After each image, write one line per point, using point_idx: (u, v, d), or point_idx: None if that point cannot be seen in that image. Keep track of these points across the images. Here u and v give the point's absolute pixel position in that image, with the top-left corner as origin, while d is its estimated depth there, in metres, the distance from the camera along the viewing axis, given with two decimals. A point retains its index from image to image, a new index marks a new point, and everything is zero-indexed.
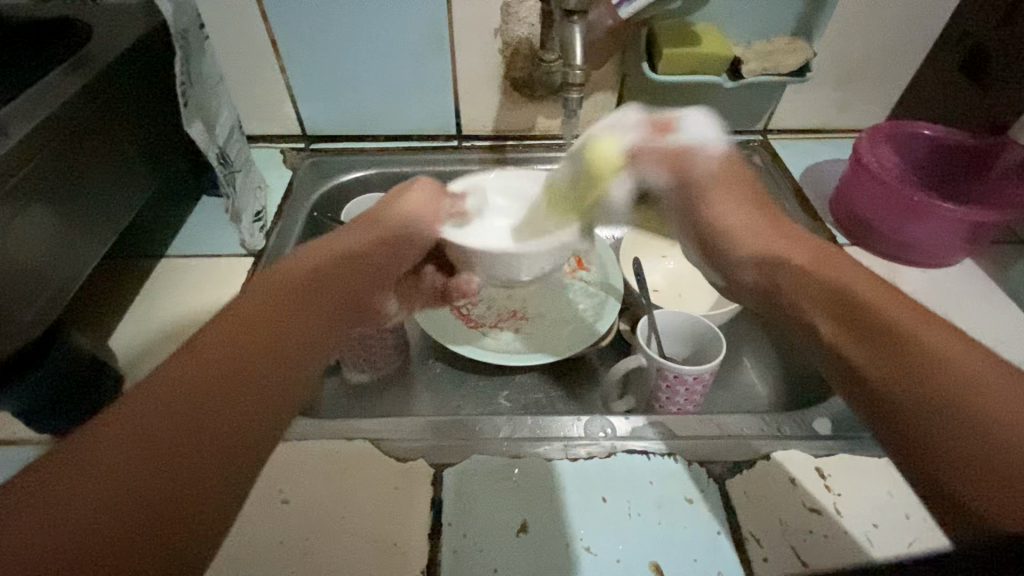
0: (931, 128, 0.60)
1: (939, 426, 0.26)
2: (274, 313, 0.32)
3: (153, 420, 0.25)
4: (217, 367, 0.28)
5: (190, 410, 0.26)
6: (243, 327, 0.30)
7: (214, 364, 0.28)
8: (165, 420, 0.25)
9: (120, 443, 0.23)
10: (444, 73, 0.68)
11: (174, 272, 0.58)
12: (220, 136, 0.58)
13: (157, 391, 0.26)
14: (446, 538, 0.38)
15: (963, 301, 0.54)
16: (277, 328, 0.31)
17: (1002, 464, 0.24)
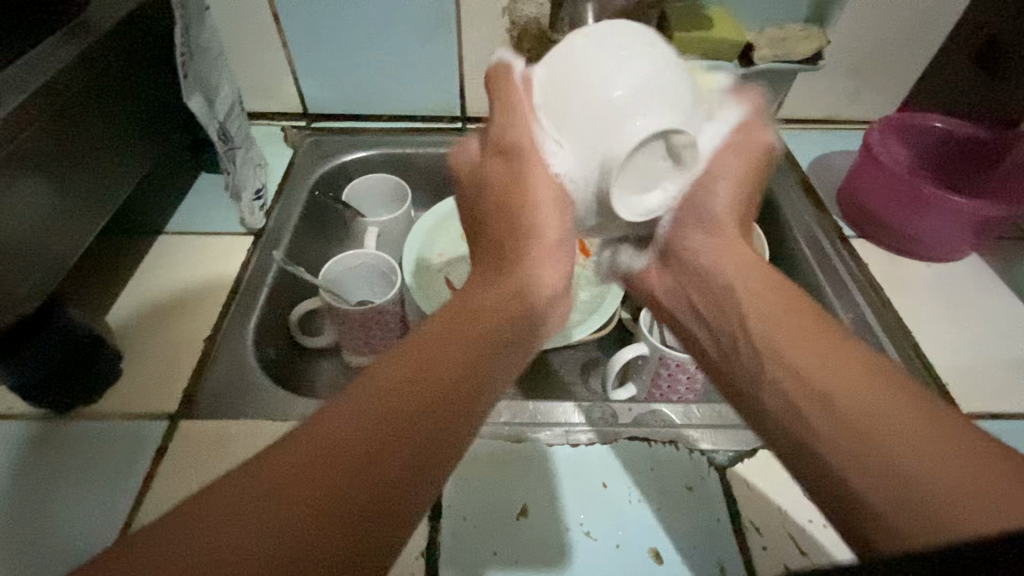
0: (942, 120, 0.59)
1: (886, 476, 0.26)
2: (456, 347, 0.30)
3: (310, 474, 0.23)
4: (408, 400, 0.26)
5: (375, 444, 0.25)
6: (421, 362, 0.29)
7: (394, 404, 0.26)
8: (322, 475, 0.23)
9: (310, 482, 0.23)
10: (449, 52, 0.66)
11: (172, 249, 0.57)
12: (221, 111, 0.57)
13: (331, 425, 0.25)
14: (446, 520, 0.38)
15: (967, 296, 0.54)
16: (456, 367, 0.29)
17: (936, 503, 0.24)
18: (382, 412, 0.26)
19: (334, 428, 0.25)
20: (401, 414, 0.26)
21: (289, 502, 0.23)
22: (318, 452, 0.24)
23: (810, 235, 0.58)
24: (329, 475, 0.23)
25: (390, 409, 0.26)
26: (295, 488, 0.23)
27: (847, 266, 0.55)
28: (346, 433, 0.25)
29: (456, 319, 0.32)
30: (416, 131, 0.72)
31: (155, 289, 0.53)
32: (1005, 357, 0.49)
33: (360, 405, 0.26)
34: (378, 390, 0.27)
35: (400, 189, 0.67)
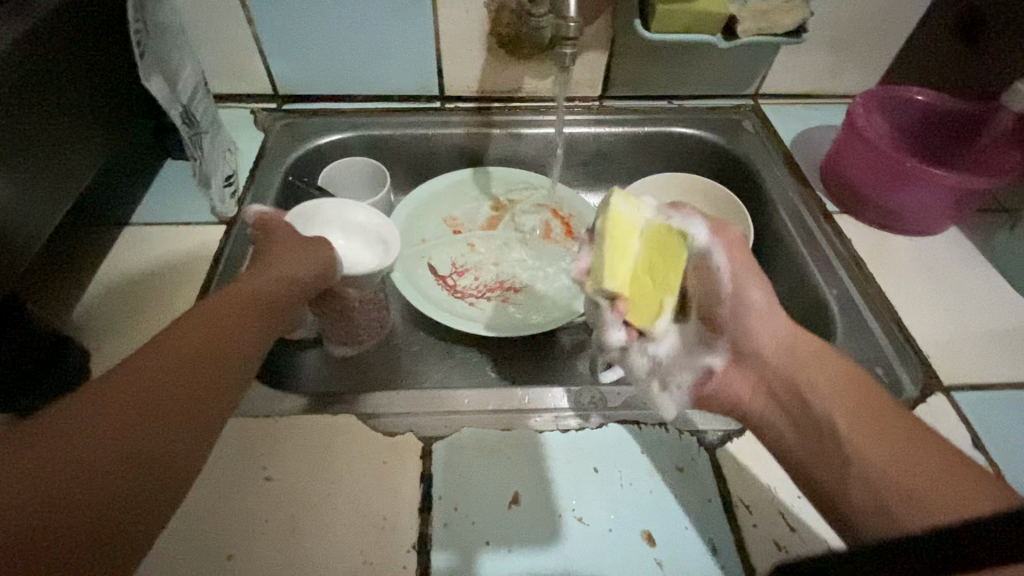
0: (923, 93, 0.58)
1: (903, 472, 0.31)
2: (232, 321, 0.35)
3: (99, 430, 0.26)
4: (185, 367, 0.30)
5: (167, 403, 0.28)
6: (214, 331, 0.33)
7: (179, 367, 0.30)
8: (111, 430, 0.26)
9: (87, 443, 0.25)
10: (424, 28, 0.64)
11: (139, 240, 0.54)
12: (185, 93, 0.54)
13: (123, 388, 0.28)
14: (437, 511, 0.38)
15: (948, 268, 0.54)
16: (244, 336, 0.35)
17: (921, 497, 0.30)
18: (183, 364, 0.30)
19: (135, 377, 0.28)
20: (183, 376, 0.30)
21: (130, 421, 0.27)
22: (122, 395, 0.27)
23: (794, 212, 0.58)
24: (131, 412, 0.27)
25: (186, 358, 0.31)
26: (132, 411, 0.27)
27: (830, 242, 0.55)
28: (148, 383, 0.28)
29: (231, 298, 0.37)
30: (393, 113, 0.70)
31: (123, 284, 0.51)
32: (984, 328, 0.49)
33: (160, 357, 0.30)
34: (176, 352, 0.31)
35: (380, 172, 0.65)
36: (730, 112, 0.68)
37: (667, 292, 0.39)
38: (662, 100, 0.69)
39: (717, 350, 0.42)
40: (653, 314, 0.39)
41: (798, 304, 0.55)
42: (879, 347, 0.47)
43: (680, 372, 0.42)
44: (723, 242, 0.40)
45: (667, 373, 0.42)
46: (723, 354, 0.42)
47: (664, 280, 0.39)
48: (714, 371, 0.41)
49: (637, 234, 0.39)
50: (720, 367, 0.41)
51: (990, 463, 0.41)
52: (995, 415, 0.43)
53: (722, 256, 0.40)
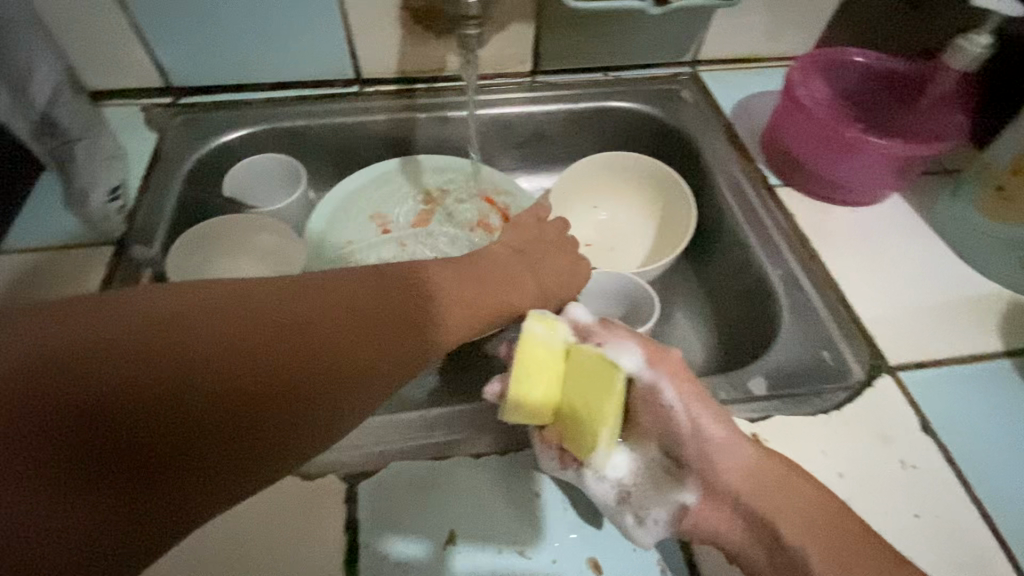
0: (863, 54, 0.56)
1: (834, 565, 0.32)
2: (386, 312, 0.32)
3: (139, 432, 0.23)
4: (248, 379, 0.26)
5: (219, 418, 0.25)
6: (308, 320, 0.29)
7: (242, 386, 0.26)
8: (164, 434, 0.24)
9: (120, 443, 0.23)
10: (327, 4, 0.57)
11: (11, 272, 0.47)
12: (40, 97, 0.47)
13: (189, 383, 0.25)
14: (365, 562, 0.34)
15: (892, 240, 0.53)
16: (331, 344, 0.29)
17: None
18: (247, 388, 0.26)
19: (198, 378, 0.25)
20: (256, 395, 0.26)
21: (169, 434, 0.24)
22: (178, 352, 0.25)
23: (737, 188, 0.55)
24: (213, 386, 0.25)
25: (280, 340, 0.27)
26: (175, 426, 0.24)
27: (775, 220, 0.53)
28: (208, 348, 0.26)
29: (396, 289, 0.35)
30: (304, 101, 0.63)
31: None
32: (927, 301, 0.48)
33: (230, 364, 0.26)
34: (272, 315, 0.28)
35: (294, 170, 0.59)
36: (669, 82, 0.64)
37: (603, 424, 0.35)
38: (597, 72, 0.64)
39: (687, 483, 0.37)
40: (590, 446, 0.35)
41: (744, 286, 0.52)
42: (826, 329, 0.46)
43: (653, 505, 0.36)
44: (664, 371, 0.37)
45: (639, 504, 0.36)
46: (695, 488, 0.37)
47: (597, 412, 0.36)
48: (689, 508, 0.36)
49: (565, 368, 0.37)
50: (694, 503, 0.36)
51: (938, 447, 0.40)
52: (942, 394, 0.43)
53: (670, 391, 0.36)
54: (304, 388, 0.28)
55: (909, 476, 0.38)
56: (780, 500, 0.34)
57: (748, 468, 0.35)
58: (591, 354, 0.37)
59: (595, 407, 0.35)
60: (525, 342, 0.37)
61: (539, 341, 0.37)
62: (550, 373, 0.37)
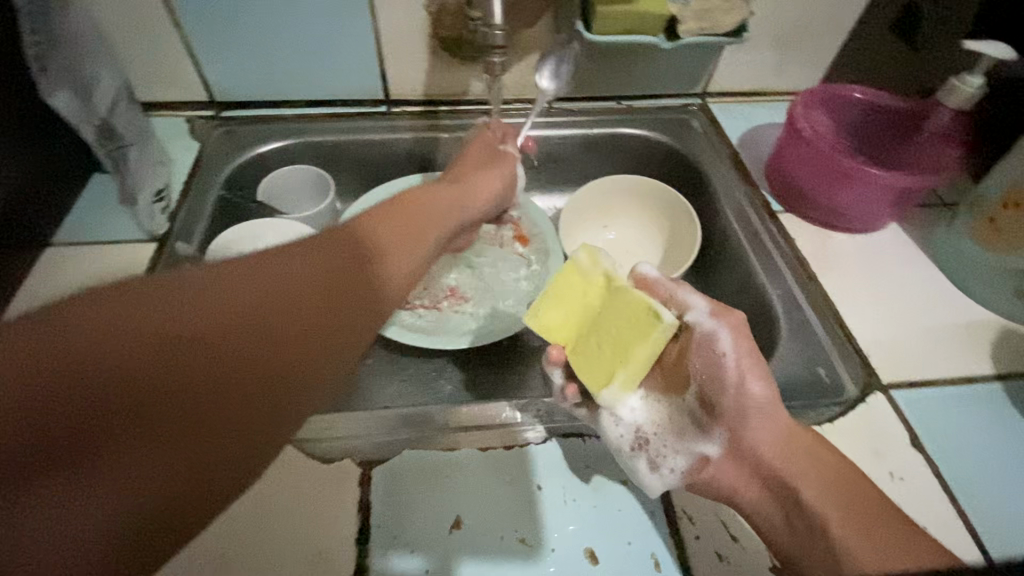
0: (861, 91, 0.59)
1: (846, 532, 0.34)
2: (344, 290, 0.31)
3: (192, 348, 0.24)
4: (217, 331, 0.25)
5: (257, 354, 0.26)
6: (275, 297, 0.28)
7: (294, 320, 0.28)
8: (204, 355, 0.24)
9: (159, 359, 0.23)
10: (364, 31, 0.61)
11: (62, 263, 0.51)
12: (103, 105, 0.51)
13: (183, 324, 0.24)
14: (375, 541, 0.36)
15: (891, 266, 0.55)
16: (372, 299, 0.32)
17: (862, 541, 0.33)
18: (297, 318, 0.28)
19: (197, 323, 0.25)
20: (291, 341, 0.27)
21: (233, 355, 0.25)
22: (149, 341, 0.23)
23: (741, 213, 0.58)
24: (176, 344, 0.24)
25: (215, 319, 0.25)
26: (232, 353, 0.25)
27: (776, 241, 0.56)
28: (163, 361, 0.23)
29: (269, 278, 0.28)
30: (337, 118, 0.68)
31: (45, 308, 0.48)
32: (922, 325, 0.50)
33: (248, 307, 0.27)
34: (218, 310, 0.26)
35: (323, 181, 0.63)
36: (680, 112, 0.68)
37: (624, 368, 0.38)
38: (611, 101, 0.68)
39: (712, 437, 0.40)
40: (598, 381, 0.38)
41: (746, 304, 0.55)
42: (822, 348, 0.48)
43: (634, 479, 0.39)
44: (725, 324, 0.39)
45: (656, 452, 0.40)
46: (719, 442, 0.40)
47: (620, 350, 0.38)
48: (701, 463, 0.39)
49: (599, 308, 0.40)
50: (716, 456, 0.39)
51: (926, 462, 0.42)
52: (931, 413, 0.44)
53: (728, 343, 0.38)
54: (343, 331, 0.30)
55: (898, 488, 0.40)
56: (824, 495, 0.35)
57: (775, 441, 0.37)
58: (627, 293, 0.38)
59: (620, 347, 0.38)
60: (569, 275, 0.41)
61: (582, 275, 0.41)
62: (590, 306, 0.41)
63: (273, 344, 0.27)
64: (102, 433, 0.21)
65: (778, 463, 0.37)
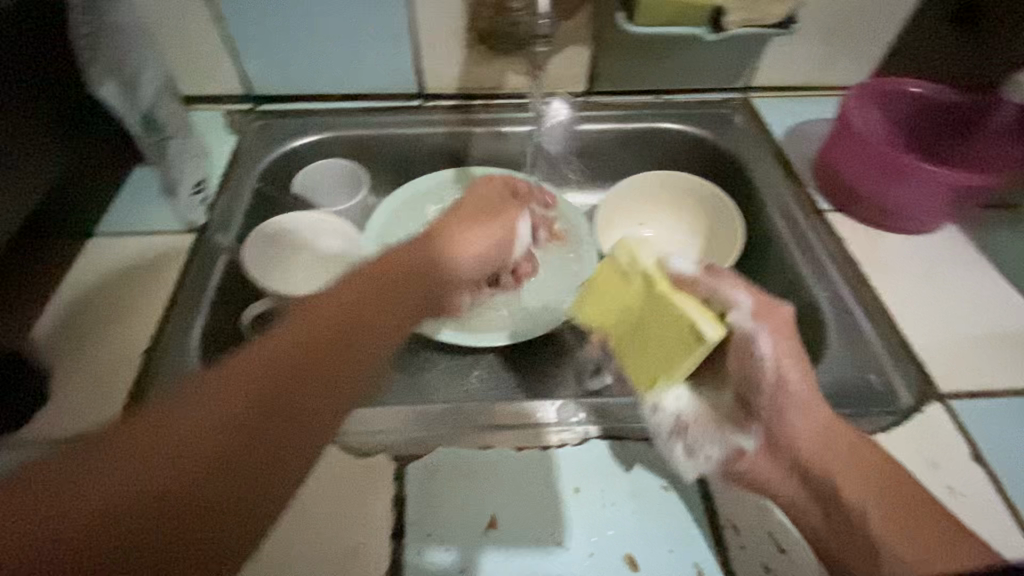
0: (919, 85, 0.56)
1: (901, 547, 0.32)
2: (364, 322, 0.32)
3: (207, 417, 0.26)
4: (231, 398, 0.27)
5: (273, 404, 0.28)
6: (293, 343, 0.30)
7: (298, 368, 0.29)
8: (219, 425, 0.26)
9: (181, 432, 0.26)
10: (401, 24, 0.61)
11: (104, 253, 0.52)
12: (145, 97, 0.52)
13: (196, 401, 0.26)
14: (410, 538, 0.36)
15: (948, 269, 0.52)
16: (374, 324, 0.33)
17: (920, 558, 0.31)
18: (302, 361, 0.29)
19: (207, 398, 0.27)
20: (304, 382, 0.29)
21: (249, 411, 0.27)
22: (170, 426, 0.26)
23: (786, 211, 0.56)
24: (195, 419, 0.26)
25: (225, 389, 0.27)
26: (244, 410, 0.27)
27: (822, 240, 0.54)
28: (180, 433, 0.26)
29: (292, 331, 0.30)
30: (371, 112, 0.68)
31: (88, 298, 0.49)
32: (981, 331, 0.48)
33: (251, 367, 0.28)
34: (230, 381, 0.28)
35: (357, 176, 0.63)
36: (721, 106, 0.66)
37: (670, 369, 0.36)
38: (649, 95, 0.66)
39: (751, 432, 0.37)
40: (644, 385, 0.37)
41: (790, 306, 0.53)
42: (874, 353, 0.46)
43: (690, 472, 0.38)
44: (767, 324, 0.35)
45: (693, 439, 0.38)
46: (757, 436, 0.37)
47: (665, 356, 0.36)
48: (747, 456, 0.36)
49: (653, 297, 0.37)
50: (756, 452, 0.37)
51: (988, 476, 0.39)
52: (994, 425, 0.42)
53: (768, 345, 0.35)
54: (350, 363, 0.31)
55: (957, 504, 0.38)
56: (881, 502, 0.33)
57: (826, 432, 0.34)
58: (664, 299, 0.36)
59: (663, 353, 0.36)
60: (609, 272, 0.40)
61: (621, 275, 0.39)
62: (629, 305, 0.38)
63: (282, 389, 0.28)
64: (150, 504, 0.24)
65: (827, 465, 0.34)
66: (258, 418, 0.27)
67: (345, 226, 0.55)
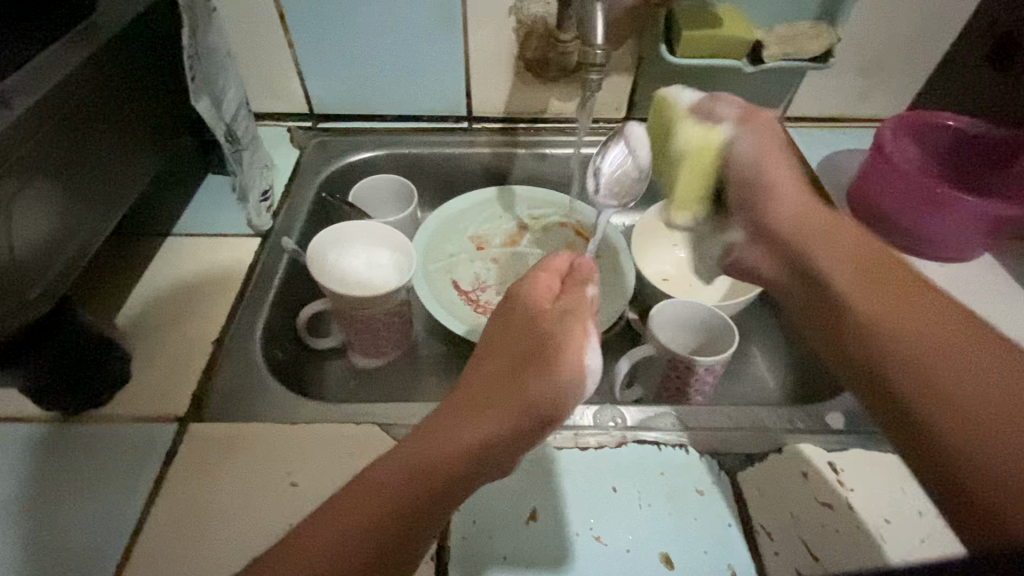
0: (955, 119, 0.58)
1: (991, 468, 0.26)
2: (494, 440, 0.33)
3: (328, 527, 0.30)
4: (355, 512, 0.30)
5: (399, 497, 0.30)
6: (428, 458, 0.32)
7: (412, 468, 0.31)
8: (339, 533, 0.29)
9: (323, 535, 0.29)
10: (457, 52, 0.66)
11: (180, 251, 0.57)
12: (228, 112, 0.57)
13: (325, 519, 0.30)
14: (456, 523, 0.38)
15: (983, 296, 0.53)
16: (483, 402, 0.34)
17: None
18: (416, 465, 0.31)
19: (340, 511, 0.30)
20: (418, 482, 0.31)
21: (370, 519, 0.30)
22: (298, 539, 0.29)
23: None
24: (322, 532, 0.29)
25: (351, 499, 0.30)
26: (369, 514, 0.30)
27: None
28: (310, 544, 0.29)
29: (418, 448, 0.32)
30: (423, 131, 0.72)
31: (165, 291, 0.53)
32: None
33: (371, 482, 0.31)
34: (352, 496, 0.31)
35: (407, 190, 0.67)
36: None
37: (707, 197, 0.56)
38: None
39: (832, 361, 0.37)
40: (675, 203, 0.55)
41: None
42: None
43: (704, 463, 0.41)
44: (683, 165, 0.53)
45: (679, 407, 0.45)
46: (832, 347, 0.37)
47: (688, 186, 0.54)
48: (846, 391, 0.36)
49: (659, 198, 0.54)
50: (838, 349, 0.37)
51: None
52: None
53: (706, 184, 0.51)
54: (462, 447, 0.32)
55: None
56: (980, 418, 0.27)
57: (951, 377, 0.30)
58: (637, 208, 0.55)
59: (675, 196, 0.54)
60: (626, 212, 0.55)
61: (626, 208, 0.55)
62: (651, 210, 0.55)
63: (397, 493, 0.30)
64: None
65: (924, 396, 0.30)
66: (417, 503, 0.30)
67: (388, 233, 0.57)
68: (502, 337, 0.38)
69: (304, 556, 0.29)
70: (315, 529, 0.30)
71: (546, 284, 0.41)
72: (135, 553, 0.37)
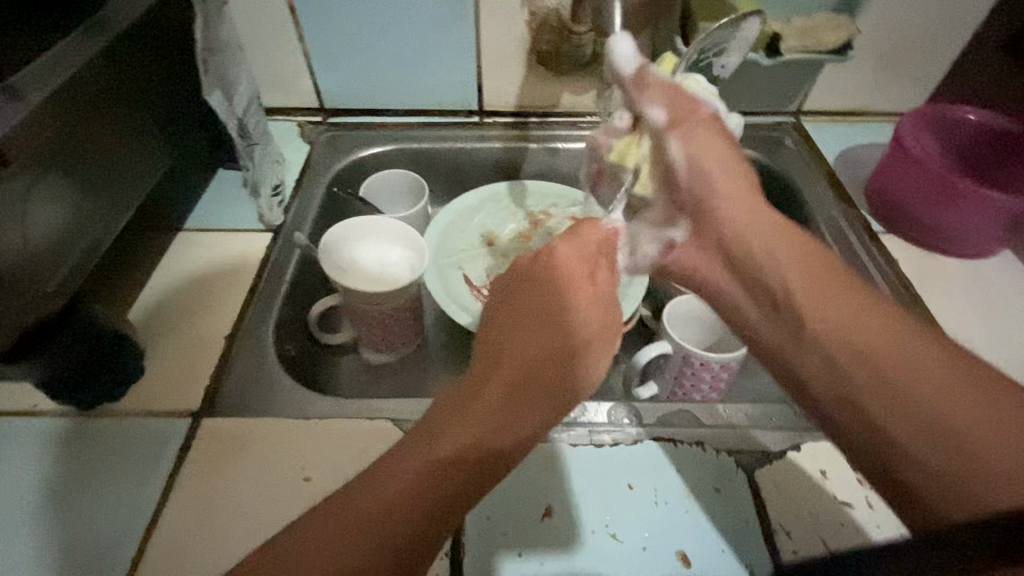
0: (976, 112, 0.57)
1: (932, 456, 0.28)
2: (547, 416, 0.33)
3: (396, 487, 0.28)
4: (419, 473, 0.29)
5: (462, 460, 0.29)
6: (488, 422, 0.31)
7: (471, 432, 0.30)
8: (408, 491, 0.28)
9: (387, 493, 0.28)
10: (468, 45, 0.65)
11: (192, 245, 0.57)
12: (240, 106, 0.57)
13: (389, 479, 0.29)
14: (470, 519, 0.38)
15: (1004, 293, 0.52)
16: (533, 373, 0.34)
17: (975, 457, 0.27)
18: (481, 425, 0.31)
19: (402, 472, 0.29)
20: (479, 446, 0.30)
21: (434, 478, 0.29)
22: (364, 497, 0.28)
23: (837, 231, 0.57)
24: (389, 494, 0.28)
25: (414, 461, 0.29)
26: (432, 474, 0.29)
27: (875, 260, 0.54)
28: (377, 504, 0.28)
29: (473, 413, 0.31)
30: (433, 125, 0.72)
31: (176, 285, 0.53)
32: None
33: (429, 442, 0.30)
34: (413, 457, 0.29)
35: (418, 184, 0.67)
36: (772, 129, 0.67)
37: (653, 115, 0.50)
38: None
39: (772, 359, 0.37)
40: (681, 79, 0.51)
41: None
42: None
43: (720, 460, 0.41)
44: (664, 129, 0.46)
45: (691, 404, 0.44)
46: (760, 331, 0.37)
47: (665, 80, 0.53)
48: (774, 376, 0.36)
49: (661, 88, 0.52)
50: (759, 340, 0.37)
51: None
52: None
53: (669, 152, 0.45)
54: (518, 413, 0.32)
55: None
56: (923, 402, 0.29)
57: (890, 362, 0.31)
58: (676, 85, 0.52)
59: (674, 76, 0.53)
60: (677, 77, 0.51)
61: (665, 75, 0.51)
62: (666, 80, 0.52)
63: (461, 454, 0.30)
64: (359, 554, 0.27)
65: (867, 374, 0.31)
66: (474, 471, 0.30)
67: (399, 227, 0.57)
68: (533, 312, 0.37)
69: (370, 516, 0.28)
70: (378, 487, 0.28)
71: (577, 251, 0.40)
72: (149, 547, 0.37)
